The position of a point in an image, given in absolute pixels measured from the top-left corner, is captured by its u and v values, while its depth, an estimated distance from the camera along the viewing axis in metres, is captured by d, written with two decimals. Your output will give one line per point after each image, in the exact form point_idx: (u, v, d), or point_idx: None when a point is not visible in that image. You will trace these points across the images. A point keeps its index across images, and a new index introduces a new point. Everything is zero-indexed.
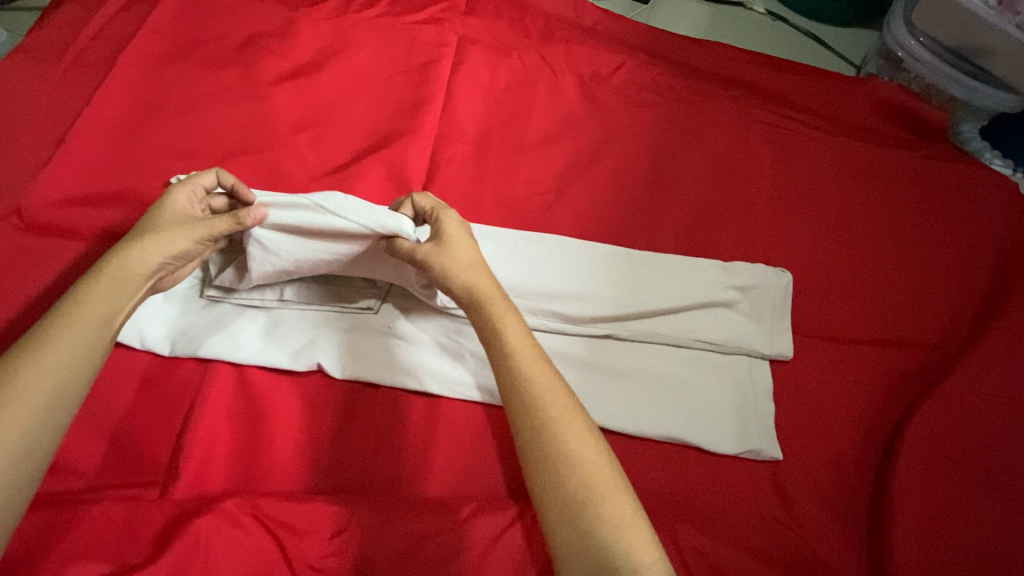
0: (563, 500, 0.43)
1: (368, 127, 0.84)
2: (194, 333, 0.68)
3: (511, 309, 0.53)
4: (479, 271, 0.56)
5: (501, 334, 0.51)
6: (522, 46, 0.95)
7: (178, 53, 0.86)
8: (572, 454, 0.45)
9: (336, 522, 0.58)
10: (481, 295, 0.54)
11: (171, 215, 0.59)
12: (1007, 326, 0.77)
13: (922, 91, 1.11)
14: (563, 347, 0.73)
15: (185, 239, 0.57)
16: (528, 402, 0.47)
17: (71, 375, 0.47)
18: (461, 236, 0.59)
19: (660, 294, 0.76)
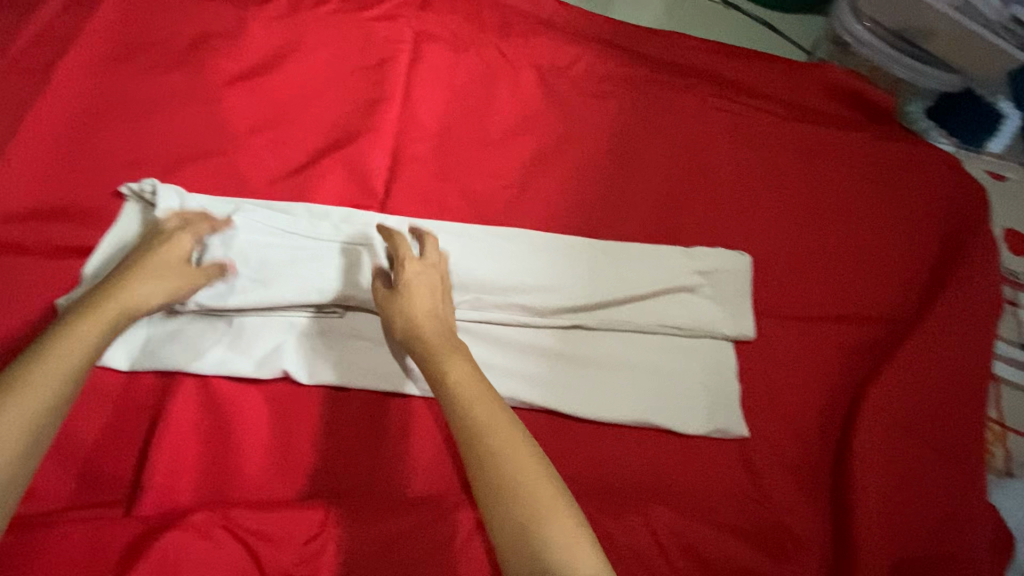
0: (511, 523, 0.45)
1: (328, 127, 0.83)
2: (152, 345, 0.66)
3: (454, 350, 0.55)
4: (425, 318, 0.59)
5: (446, 372, 0.53)
6: (480, 40, 0.95)
7: (123, 56, 0.83)
8: (516, 480, 0.46)
9: (311, 527, 0.58)
10: (426, 343, 0.57)
11: (171, 253, 0.65)
12: (953, 295, 0.81)
13: (869, 73, 1.15)
14: (533, 338, 0.73)
15: (177, 289, 0.63)
16: (475, 431, 0.49)
17: (35, 420, 0.50)
18: (417, 280, 0.63)
19: (627, 283, 0.76)
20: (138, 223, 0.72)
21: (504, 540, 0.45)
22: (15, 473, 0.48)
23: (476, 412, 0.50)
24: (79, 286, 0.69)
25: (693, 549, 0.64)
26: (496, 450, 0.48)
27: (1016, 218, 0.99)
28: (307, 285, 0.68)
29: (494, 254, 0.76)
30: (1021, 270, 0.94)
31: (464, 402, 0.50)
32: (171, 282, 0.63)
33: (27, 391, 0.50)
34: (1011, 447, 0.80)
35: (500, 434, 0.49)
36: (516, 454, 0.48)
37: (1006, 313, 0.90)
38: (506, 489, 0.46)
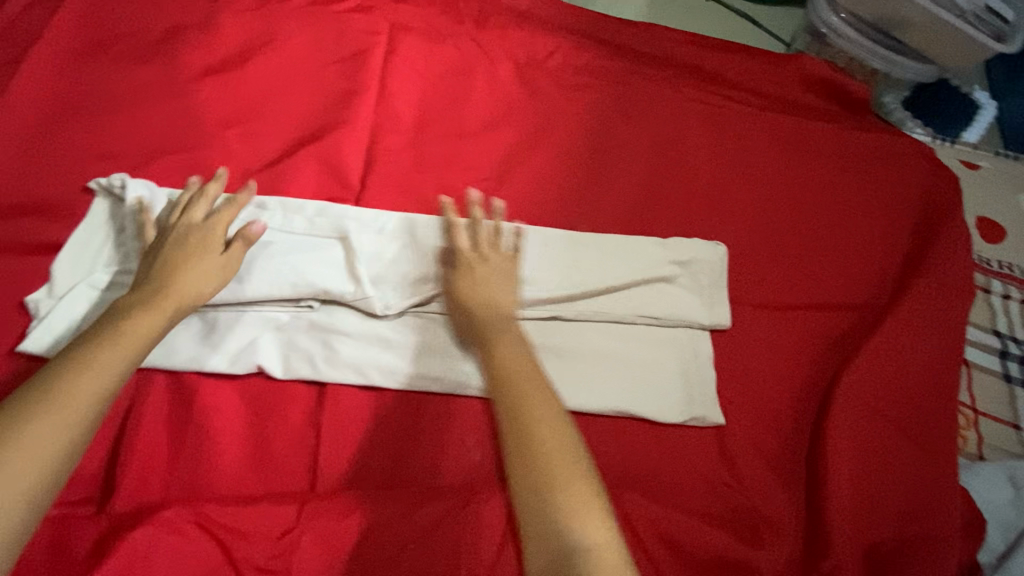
0: (535, 487, 0.51)
1: (303, 120, 0.82)
2: None
3: (507, 339, 0.63)
4: (485, 304, 0.67)
5: (496, 358, 0.61)
6: (457, 32, 0.94)
7: (93, 50, 0.82)
8: (546, 452, 0.53)
9: (284, 521, 0.59)
10: (484, 328, 0.65)
11: (203, 243, 0.65)
12: (926, 282, 0.82)
13: (846, 64, 1.16)
14: None
15: (214, 278, 0.64)
16: (516, 408, 0.56)
17: (56, 452, 0.48)
18: (483, 267, 0.70)
19: (603, 274, 0.77)
20: (108, 219, 0.71)
21: (526, 500, 0.52)
22: (85, 421, 0.50)
23: (517, 391, 0.57)
24: (47, 283, 0.68)
25: (671, 536, 0.64)
26: (531, 423, 0.55)
27: (988, 206, 1.01)
28: (282, 276, 0.68)
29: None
30: (992, 257, 0.96)
31: (510, 381, 0.58)
32: (211, 265, 0.64)
33: (50, 420, 0.48)
34: (981, 430, 0.82)
35: (536, 412, 0.55)
36: (547, 429, 0.54)
37: (977, 299, 0.92)
38: (537, 463, 0.52)
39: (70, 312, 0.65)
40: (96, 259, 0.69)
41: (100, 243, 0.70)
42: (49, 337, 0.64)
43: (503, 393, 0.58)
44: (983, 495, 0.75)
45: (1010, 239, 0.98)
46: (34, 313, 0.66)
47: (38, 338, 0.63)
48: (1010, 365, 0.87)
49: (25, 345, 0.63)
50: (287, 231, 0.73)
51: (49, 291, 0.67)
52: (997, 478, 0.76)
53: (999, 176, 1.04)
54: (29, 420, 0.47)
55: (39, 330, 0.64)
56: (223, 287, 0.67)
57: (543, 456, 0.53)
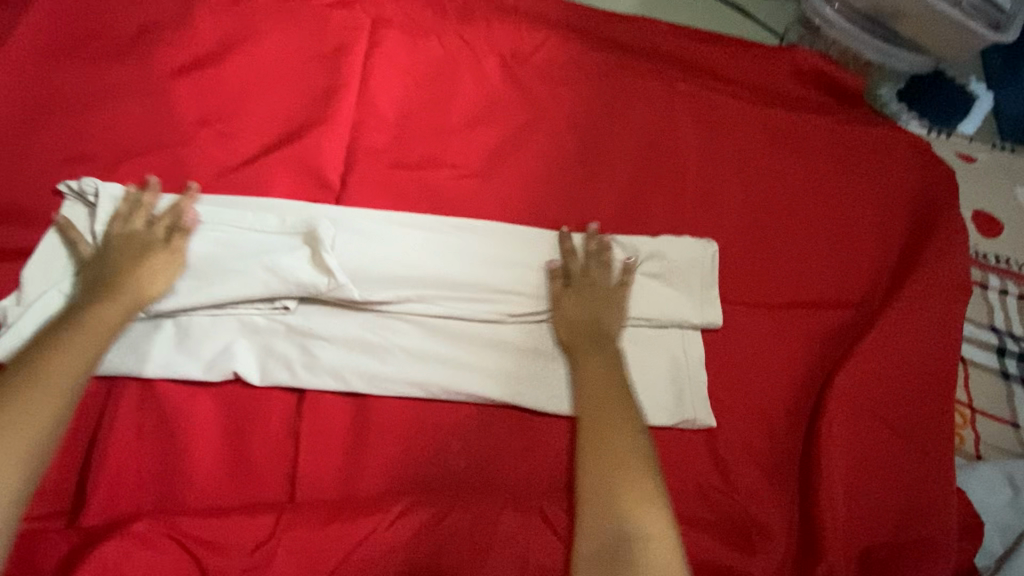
0: (599, 481, 0.59)
1: (281, 119, 0.80)
2: None
3: (597, 352, 0.68)
4: (586, 318, 0.70)
5: (583, 366, 0.67)
6: (440, 27, 0.92)
7: (63, 49, 0.79)
8: (616, 454, 0.60)
9: (260, 532, 0.57)
10: (576, 340, 0.69)
11: (145, 243, 0.65)
12: (921, 279, 0.80)
13: (839, 56, 1.12)
14: (496, 333, 0.72)
15: (166, 271, 0.65)
16: (594, 414, 0.63)
17: (40, 431, 0.50)
18: (593, 283, 0.73)
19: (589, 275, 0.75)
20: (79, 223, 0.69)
21: (589, 489, 0.59)
22: (65, 398, 0.52)
23: (595, 398, 0.64)
24: (16, 290, 0.66)
25: None
26: (607, 428, 0.62)
27: (985, 200, 0.99)
28: (254, 276, 0.66)
29: (455, 248, 0.74)
30: (989, 252, 0.94)
31: (591, 389, 0.65)
32: (165, 260, 0.65)
33: (30, 402, 0.50)
34: (978, 429, 0.80)
35: (610, 418, 0.62)
36: (620, 435, 0.61)
37: (974, 295, 0.90)
38: (607, 465, 0.59)
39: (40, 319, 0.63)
40: (67, 265, 0.67)
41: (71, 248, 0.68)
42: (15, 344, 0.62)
43: (580, 401, 0.65)
44: (980, 496, 0.73)
45: (1007, 233, 0.96)
46: (3, 320, 0.64)
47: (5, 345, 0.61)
48: (1008, 362, 0.85)
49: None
50: (259, 230, 0.70)
51: (18, 297, 0.65)
52: (995, 479, 0.74)
53: (996, 169, 1.02)
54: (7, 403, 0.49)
55: (5, 337, 0.62)
56: (195, 291, 0.65)
57: (607, 459, 0.60)
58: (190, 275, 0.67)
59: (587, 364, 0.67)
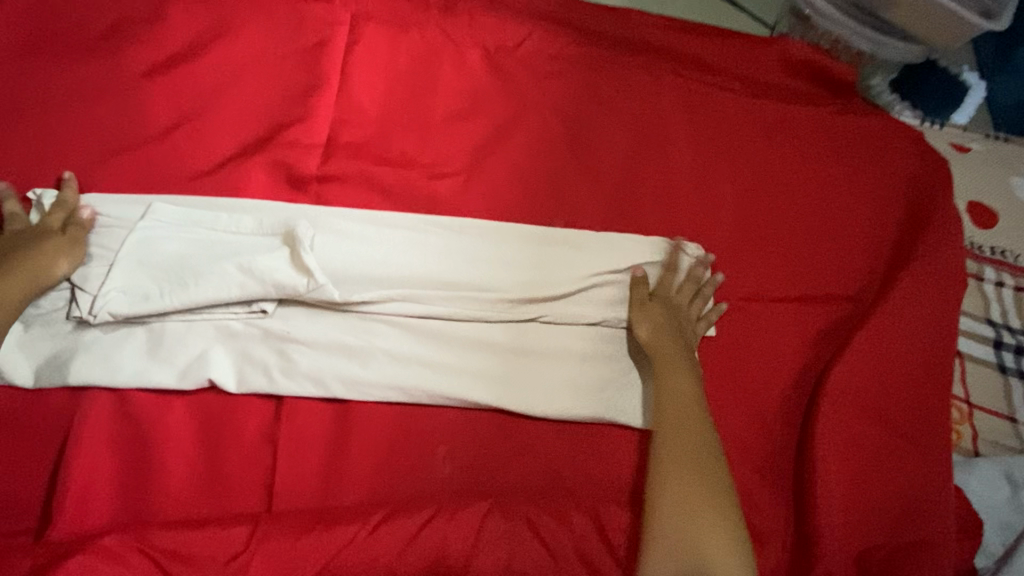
0: (676, 500, 0.60)
1: (257, 117, 0.77)
2: (61, 358, 0.61)
3: (685, 369, 0.67)
4: (671, 336, 0.69)
5: (672, 382, 0.66)
6: (422, 20, 0.89)
7: (29, 47, 0.76)
8: (696, 476, 0.61)
9: (235, 545, 0.56)
10: (662, 352, 0.68)
11: (44, 233, 0.64)
12: (916, 272, 0.78)
13: (830, 46, 1.10)
14: (483, 334, 0.69)
15: (55, 260, 0.62)
16: (677, 430, 0.64)
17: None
18: (677, 306, 0.72)
19: (575, 270, 0.73)
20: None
21: (662, 506, 0.60)
22: None
23: (678, 416, 0.64)
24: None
25: None
26: (687, 449, 0.63)
27: (981, 189, 0.97)
28: (231, 278, 0.64)
29: (439, 247, 0.72)
30: (984, 243, 0.92)
31: (678, 404, 0.65)
32: (54, 247, 0.63)
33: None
34: (976, 425, 0.79)
35: (693, 438, 0.63)
36: (700, 458, 0.62)
37: (970, 287, 0.88)
38: (685, 486, 0.60)
39: None
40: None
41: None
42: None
43: (665, 419, 0.65)
44: (980, 495, 0.71)
45: (1002, 224, 0.94)
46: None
47: None
48: (1006, 355, 0.84)
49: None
50: (236, 233, 0.68)
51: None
52: (994, 476, 0.72)
53: (991, 158, 1.00)
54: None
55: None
56: (167, 294, 0.63)
57: (686, 480, 0.61)
58: (163, 279, 0.64)
59: (675, 383, 0.66)
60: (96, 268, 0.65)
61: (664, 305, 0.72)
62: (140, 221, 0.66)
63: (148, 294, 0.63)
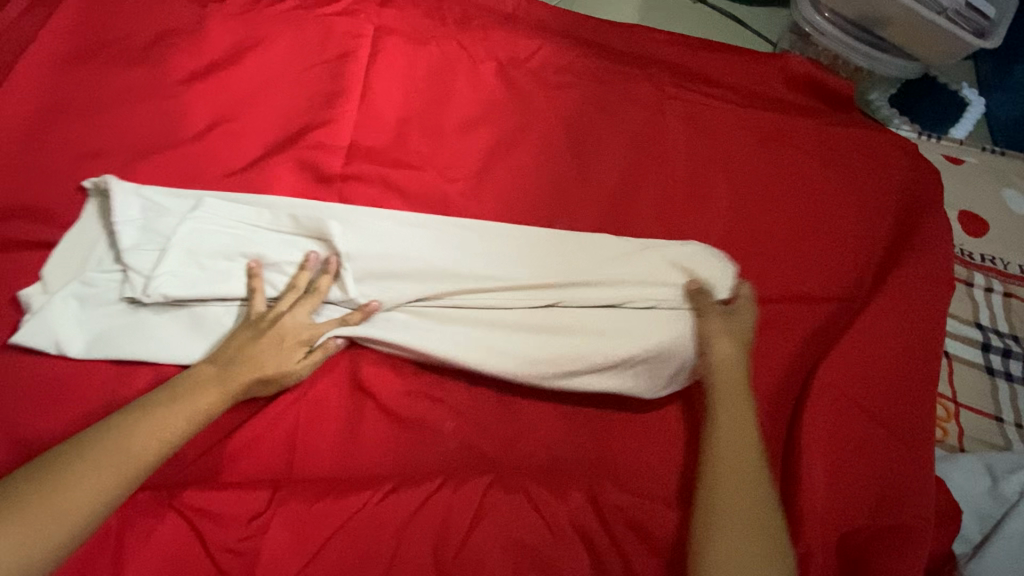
0: (721, 540, 0.57)
1: (285, 120, 0.84)
2: (113, 335, 0.68)
3: (742, 398, 0.66)
4: (729, 348, 0.68)
5: (729, 410, 0.65)
6: (440, 34, 0.95)
7: (82, 55, 0.84)
8: (747, 513, 0.58)
9: (255, 506, 0.60)
10: (723, 364, 0.68)
11: (282, 331, 0.65)
12: (903, 276, 0.82)
13: (830, 62, 1.16)
14: (501, 322, 0.71)
15: (282, 371, 0.65)
16: (728, 464, 0.61)
17: (123, 476, 0.53)
18: (744, 322, 0.71)
19: (603, 263, 0.74)
20: (101, 217, 0.73)
21: (708, 545, 0.57)
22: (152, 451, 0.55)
23: (732, 451, 0.62)
24: (41, 281, 0.70)
25: (637, 524, 0.65)
26: (736, 485, 0.60)
27: (972, 199, 1.01)
28: (275, 281, 0.70)
29: (453, 243, 0.75)
30: (974, 251, 0.96)
31: (732, 439, 0.63)
32: (290, 348, 0.65)
33: (133, 443, 0.54)
34: (961, 423, 0.83)
35: (743, 474, 0.61)
36: (749, 495, 0.60)
37: (959, 293, 0.92)
38: (733, 523, 0.58)
39: (60, 305, 0.68)
40: (88, 257, 0.71)
41: (94, 239, 0.72)
42: (39, 329, 0.66)
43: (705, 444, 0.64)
44: (958, 484, 0.76)
45: (993, 233, 0.98)
46: (28, 307, 0.68)
47: (33, 331, 0.66)
48: (993, 357, 0.88)
49: (16, 336, 0.66)
50: (271, 231, 0.72)
51: (42, 286, 0.69)
52: (974, 468, 0.77)
53: (984, 170, 1.04)
54: (71, 465, 0.52)
55: (32, 323, 0.66)
56: (204, 283, 0.68)
57: (734, 520, 0.58)
58: (207, 269, 0.69)
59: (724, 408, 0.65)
60: (145, 249, 0.69)
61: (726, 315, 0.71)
62: (189, 212, 0.71)
63: (190, 283, 0.68)
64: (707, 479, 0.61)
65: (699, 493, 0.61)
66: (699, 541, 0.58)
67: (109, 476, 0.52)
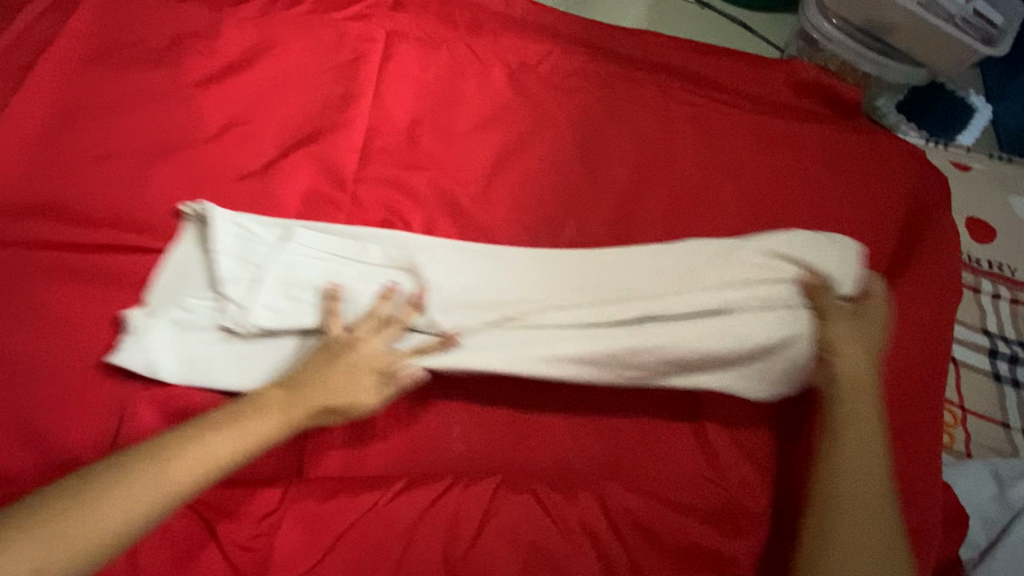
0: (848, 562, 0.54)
1: (298, 123, 0.85)
2: (206, 364, 0.67)
3: (872, 409, 0.61)
4: (856, 354, 0.64)
5: (860, 419, 0.61)
6: (450, 39, 0.96)
7: (99, 57, 0.85)
8: (865, 537, 0.55)
9: (268, 503, 0.61)
10: (850, 372, 0.63)
11: (355, 356, 0.62)
12: (910, 283, 0.83)
13: (838, 69, 1.15)
14: (569, 345, 0.66)
15: (348, 403, 0.60)
16: (849, 483, 0.57)
17: (158, 501, 0.49)
18: (873, 327, 0.67)
19: (709, 281, 0.70)
20: (197, 240, 0.72)
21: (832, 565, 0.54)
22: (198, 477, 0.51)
23: (855, 465, 0.58)
24: (141, 302, 0.69)
25: (645, 527, 0.65)
26: (859, 505, 0.56)
27: (979, 206, 1.01)
28: (353, 310, 0.68)
29: (535, 270, 0.72)
30: (982, 257, 0.97)
31: (855, 452, 0.59)
32: (364, 374, 0.61)
33: (177, 468, 0.50)
34: (968, 428, 0.83)
35: (868, 493, 0.57)
36: (872, 516, 0.56)
37: (967, 299, 0.92)
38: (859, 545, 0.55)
39: (156, 330, 0.67)
40: (186, 280, 0.70)
41: (192, 264, 0.71)
42: (137, 352, 0.66)
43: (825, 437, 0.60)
44: (966, 489, 0.76)
45: (999, 240, 0.98)
46: (125, 325, 0.67)
47: (132, 355, 0.66)
48: (1000, 364, 0.88)
49: (117, 357, 0.66)
50: (361, 262, 0.71)
51: (144, 307, 0.68)
52: (982, 474, 0.77)
53: (991, 177, 1.05)
54: (110, 482, 0.48)
55: (130, 345, 0.66)
56: (289, 311, 0.67)
57: (857, 542, 0.55)
58: (297, 298, 0.68)
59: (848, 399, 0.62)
60: (241, 279, 0.68)
61: (853, 315, 0.67)
62: (285, 242, 0.70)
63: (279, 313, 0.67)
64: (826, 495, 0.58)
65: (816, 504, 0.58)
66: (815, 550, 0.56)
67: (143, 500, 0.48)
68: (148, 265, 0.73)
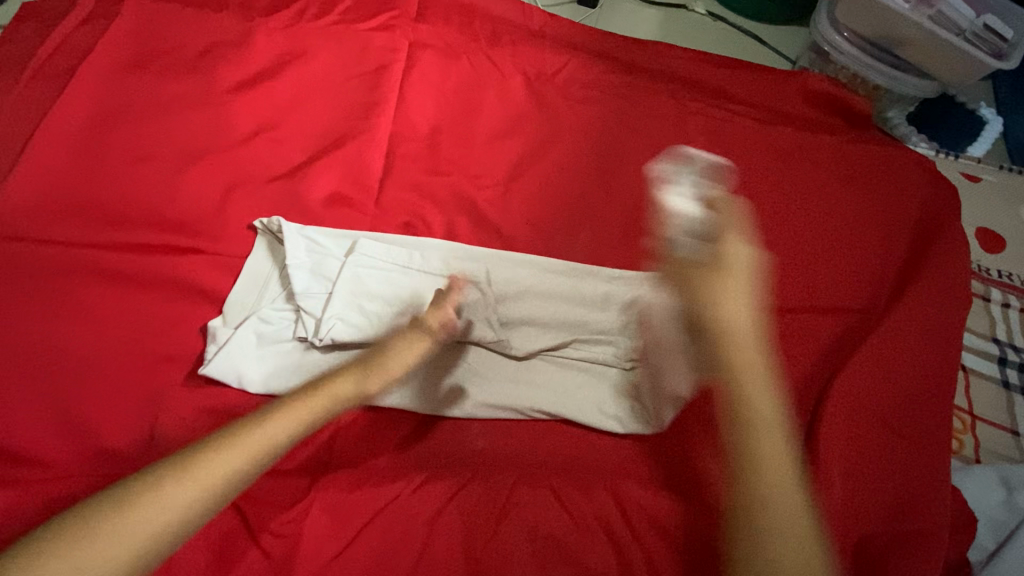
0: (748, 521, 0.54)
1: (325, 128, 0.88)
2: (288, 373, 0.70)
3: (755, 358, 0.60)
4: (731, 306, 0.63)
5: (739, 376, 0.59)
6: (471, 50, 1.00)
7: (137, 63, 0.89)
8: (764, 493, 0.55)
9: (296, 493, 0.64)
10: (717, 331, 0.62)
11: (393, 340, 0.63)
12: (922, 288, 0.84)
13: (848, 80, 1.19)
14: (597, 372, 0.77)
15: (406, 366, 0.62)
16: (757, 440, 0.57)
17: (238, 466, 0.46)
18: (732, 263, 0.66)
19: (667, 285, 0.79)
20: (270, 256, 0.77)
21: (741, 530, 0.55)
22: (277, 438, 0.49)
23: (755, 426, 0.57)
24: (221, 315, 0.73)
25: (660, 523, 0.67)
26: (754, 468, 0.56)
27: (988, 217, 1.03)
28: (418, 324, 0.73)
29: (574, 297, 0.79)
30: (991, 267, 0.98)
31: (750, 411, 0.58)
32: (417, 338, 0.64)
33: (254, 433, 0.48)
34: (978, 435, 0.84)
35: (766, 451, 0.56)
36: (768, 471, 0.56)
37: (977, 308, 0.94)
38: (761, 500, 0.55)
39: (239, 339, 0.70)
40: (263, 294, 0.75)
41: (267, 278, 0.76)
42: (224, 361, 0.68)
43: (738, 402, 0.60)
44: (973, 495, 0.78)
45: (1009, 250, 1.00)
46: (211, 338, 0.71)
47: (220, 364, 0.68)
48: (1009, 371, 0.89)
49: (205, 368, 0.68)
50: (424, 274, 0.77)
51: (224, 318, 0.72)
52: (990, 480, 0.78)
53: (1001, 188, 1.06)
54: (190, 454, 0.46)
55: (218, 356, 0.68)
56: (364, 324, 0.72)
57: (763, 501, 0.55)
58: (370, 312, 0.73)
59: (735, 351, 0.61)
60: (316, 292, 0.73)
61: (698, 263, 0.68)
62: (351, 256, 0.75)
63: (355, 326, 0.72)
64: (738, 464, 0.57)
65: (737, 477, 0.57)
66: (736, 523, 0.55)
67: (226, 463, 0.46)
68: (183, 263, 0.76)
